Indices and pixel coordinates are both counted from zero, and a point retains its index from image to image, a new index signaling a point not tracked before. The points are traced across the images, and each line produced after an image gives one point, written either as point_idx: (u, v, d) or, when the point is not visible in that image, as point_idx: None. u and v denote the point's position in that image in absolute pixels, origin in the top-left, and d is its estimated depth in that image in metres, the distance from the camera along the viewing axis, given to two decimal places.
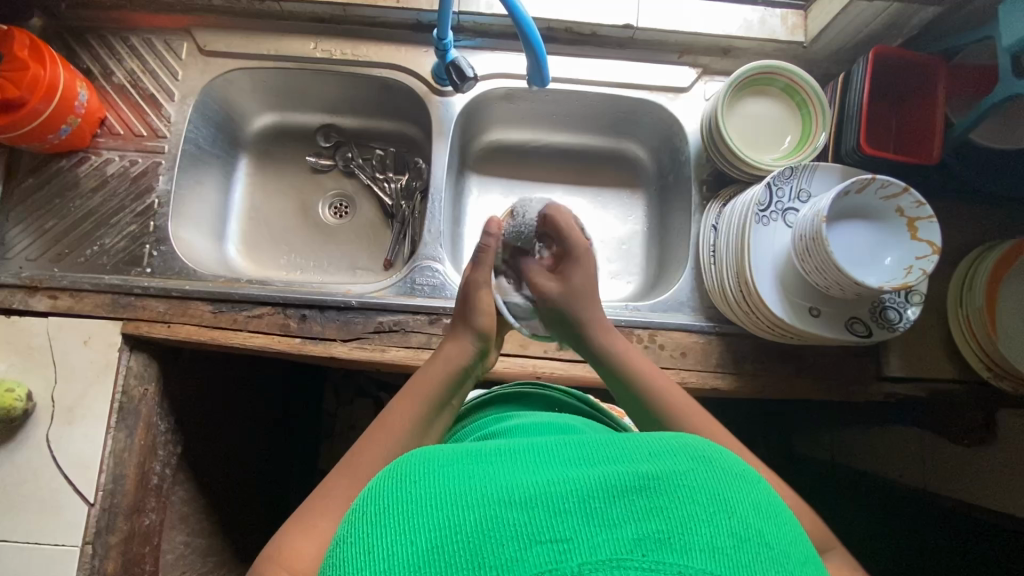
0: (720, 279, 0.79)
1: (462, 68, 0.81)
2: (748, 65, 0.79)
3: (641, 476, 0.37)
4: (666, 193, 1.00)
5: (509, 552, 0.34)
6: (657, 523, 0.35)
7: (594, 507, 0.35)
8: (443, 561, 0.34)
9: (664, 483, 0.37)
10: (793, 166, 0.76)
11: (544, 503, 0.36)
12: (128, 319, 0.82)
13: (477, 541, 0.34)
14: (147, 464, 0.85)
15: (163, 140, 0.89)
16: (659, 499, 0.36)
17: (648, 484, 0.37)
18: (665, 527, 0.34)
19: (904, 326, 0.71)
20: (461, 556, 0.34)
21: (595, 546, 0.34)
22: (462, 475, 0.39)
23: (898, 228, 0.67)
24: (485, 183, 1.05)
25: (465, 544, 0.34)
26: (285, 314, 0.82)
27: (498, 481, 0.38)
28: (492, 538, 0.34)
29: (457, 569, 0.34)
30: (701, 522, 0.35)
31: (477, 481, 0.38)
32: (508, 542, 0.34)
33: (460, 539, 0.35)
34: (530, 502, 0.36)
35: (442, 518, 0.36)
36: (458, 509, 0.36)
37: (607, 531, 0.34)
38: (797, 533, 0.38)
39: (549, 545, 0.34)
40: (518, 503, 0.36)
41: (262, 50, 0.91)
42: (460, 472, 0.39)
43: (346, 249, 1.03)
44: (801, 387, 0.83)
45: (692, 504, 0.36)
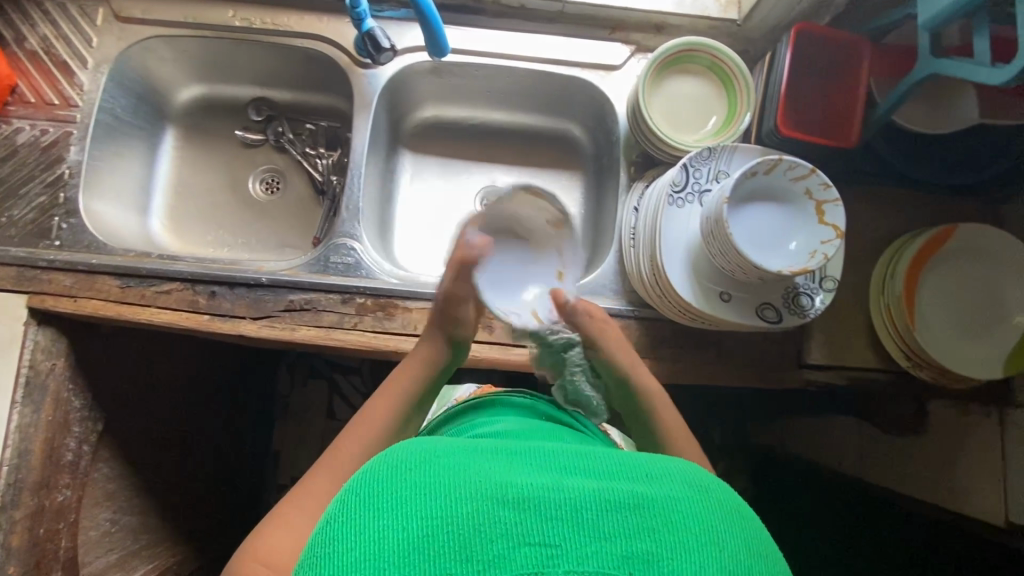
0: (637, 262, 0.78)
1: (377, 38, 0.78)
2: (671, 42, 0.77)
3: (635, 496, 0.39)
4: (601, 174, 0.98)
5: (501, 548, 0.36)
6: (644, 542, 0.37)
7: (586, 519, 0.37)
8: (442, 549, 0.36)
9: (657, 505, 0.39)
10: (712, 147, 0.74)
11: (540, 506, 0.37)
12: (33, 293, 0.80)
13: (473, 534, 0.36)
14: (59, 440, 0.84)
15: (75, 109, 0.86)
16: (650, 519, 0.38)
17: (641, 503, 0.39)
18: (651, 547, 0.37)
19: (814, 313, 0.70)
20: (455, 548, 0.36)
21: (582, 556, 0.36)
22: (467, 471, 0.40)
23: (806, 212, 0.65)
24: (420, 161, 1.03)
25: (461, 534, 0.36)
26: (194, 290, 0.80)
27: (496, 479, 0.40)
28: (487, 532, 0.36)
29: (454, 558, 0.35)
30: (684, 548, 0.37)
31: (479, 476, 0.40)
32: (501, 539, 0.36)
33: (456, 531, 0.36)
34: (525, 504, 0.38)
35: (442, 508, 0.37)
36: (460, 501, 0.38)
37: (594, 542, 0.36)
38: (780, 573, 0.40)
39: (537, 548, 0.36)
40: (517, 503, 0.38)
41: (179, 17, 0.88)
42: (463, 465, 0.41)
43: (277, 227, 1.01)
44: (722, 374, 0.82)
45: (680, 529, 0.38)
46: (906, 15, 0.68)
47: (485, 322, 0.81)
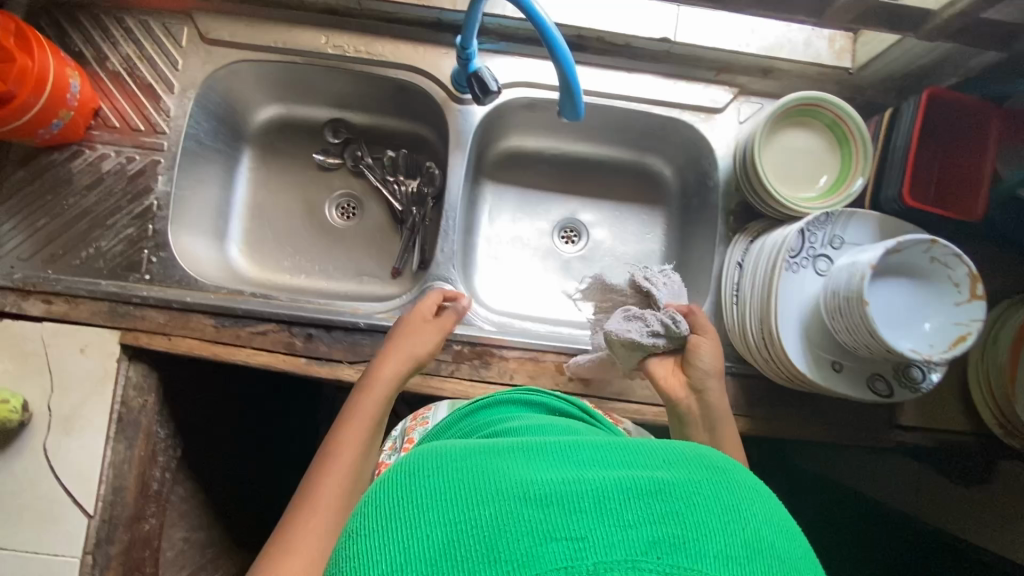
0: (742, 322, 0.77)
1: (485, 81, 0.75)
2: (796, 93, 0.74)
3: (658, 478, 0.32)
4: (688, 215, 0.96)
5: (514, 550, 0.29)
6: (674, 527, 0.30)
7: (606, 505, 0.30)
8: (457, 559, 0.29)
9: (681, 486, 0.32)
10: (829, 212, 0.73)
11: (558, 499, 0.30)
12: (126, 329, 0.78)
13: (489, 540, 0.29)
14: (148, 472, 0.84)
15: (162, 136, 0.83)
16: (677, 502, 0.31)
17: (665, 486, 0.32)
18: (684, 532, 0.29)
19: (927, 387, 0.70)
20: (467, 555, 0.29)
21: (608, 546, 0.29)
22: (462, 468, 0.33)
23: (941, 300, 0.64)
24: (500, 192, 1.01)
25: (478, 541, 0.29)
26: (290, 332, 0.79)
27: (499, 473, 0.33)
28: (506, 535, 0.29)
29: (472, 565, 0.29)
30: (719, 532, 0.30)
31: (489, 471, 0.33)
32: (516, 540, 0.29)
33: (471, 537, 0.30)
34: (537, 496, 0.31)
35: (451, 514, 0.31)
36: (461, 502, 0.31)
37: (621, 533, 0.29)
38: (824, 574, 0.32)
39: (562, 545, 0.29)
40: (534, 498, 0.31)
41: (269, 41, 0.84)
42: (459, 460, 0.34)
43: (353, 254, 1.00)
44: (814, 432, 0.82)
45: (710, 510, 0.31)
46: None
47: (582, 374, 0.81)
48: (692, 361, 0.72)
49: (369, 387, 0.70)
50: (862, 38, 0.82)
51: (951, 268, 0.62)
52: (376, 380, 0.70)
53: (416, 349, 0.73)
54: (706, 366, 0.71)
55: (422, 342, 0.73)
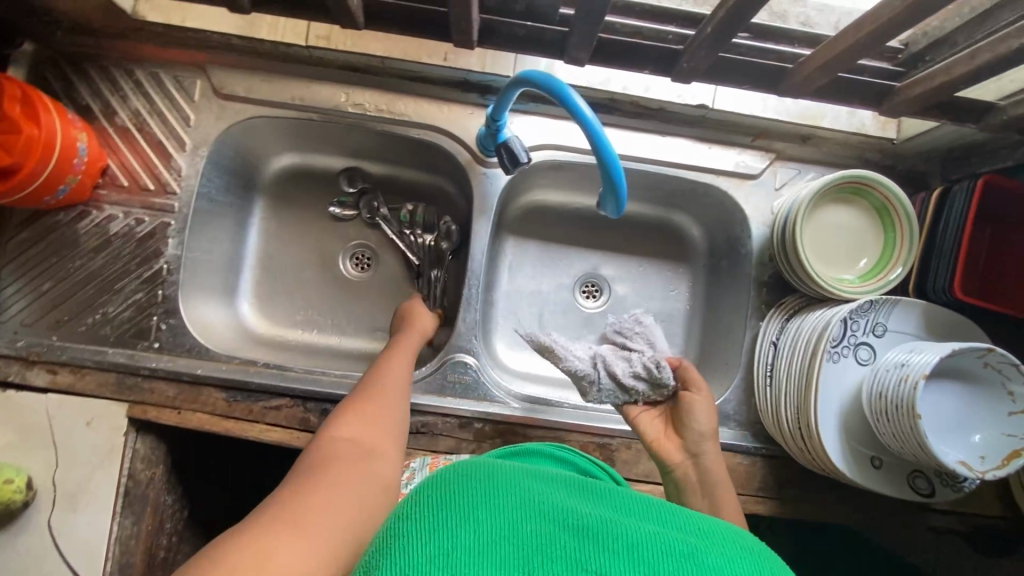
0: (776, 407, 0.74)
1: (515, 152, 0.71)
2: (849, 170, 0.70)
3: (687, 542, 0.40)
4: (716, 278, 0.93)
5: (558, 568, 0.37)
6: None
7: (640, 555, 0.39)
8: (506, 553, 0.37)
9: (706, 551, 0.40)
10: (874, 299, 0.69)
11: (595, 534, 0.39)
12: (134, 402, 0.75)
13: (534, 550, 0.38)
14: (155, 543, 0.81)
15: (173, 197, 0.79)
16: (701, 561, 0.39)
17: (693, 550, 0.39)
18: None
19: (972, 489, 0.66)
20: (516, 554, 0.37)
21: None
22: (530, 491, 0.42)
23: (993, 410, 0.61)
24: (520, 246, 0.98)
25: (525, 546, 0.38)
26: (305, 407, 0.76)
27: (557, 504, 0.42)
28: (548, 550, 0.38)
29: (514, 563, 0.37)
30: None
31: (538, 499, 0.42)
32: (558, 561, 0.38)
33: (521, 544, 0.38)
34: (585, 530, 0.40)
35: (505, 522, 0.39)
36: (524, 517, 0.40)
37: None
38: None
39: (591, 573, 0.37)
40: (579, 531, 0.40)
41: (287, 97, 0.80)
42: (525, 483, 0.44)
43: (368, 310, 0.96)
44: (846, 516, 0.79)
45: (729, 572, 0.38)
46: None
47: (608, 454, 0.77)
48: (684, 421, 0.69)
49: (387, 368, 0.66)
50: None
51: (1008, 377, 0.60)
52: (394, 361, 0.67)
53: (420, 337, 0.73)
54: (700, 429, 0.68)
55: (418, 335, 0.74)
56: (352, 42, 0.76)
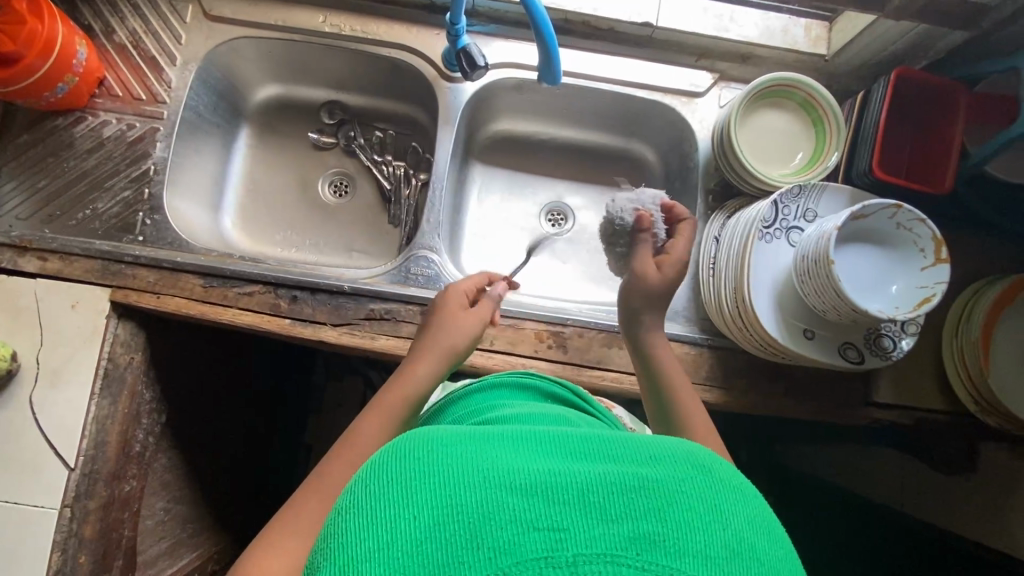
0: (718, 294, 0.79)
1: (473, 56, 0.78)
2: (770, 74, 0.77)
3: (646, 476, 0.35)
4: (671, 199, 0.98)
5: (506, 536, 0.32)
6: (655, 526, 0.33)
7: (592, 501, 0.33)
8: (443, 540, 0.32)
9: (666, 486, 0.35)
10: (803, 184, 0.74)
11: (544, 490, 0.34)
12: (117, 287, 0.80)
13: (476, 524, 0.33)
14: (130, 431, 0.85)
15: (162, 106, 0.87)
16: (659, 501, 0.34)
17: (650, 484, 0.35)
18: (662, 529, 0.33)
19: (898, 356, 0.71)
20: (459, 536, 0.32)
21: (591, 539, 0.32)
22: (468, 454, 0.36)
23: (904, 261, 0.65)
24: (488, 173, 1.04)
25: (464, 525, 0.33)
26: (276, 293, 0.81)
27: (497, 461, 0.36)
28: (491, 520, 0.33)
29: (454, 549, 0.32)
30: (696, 531, 0.33)
31: (481, 459, 0.36)
32: (507, 525, 0.32)
33: (460, 520, 0.33)
34: (530, 488, 0.34)
35: (443, 496, 0.34)
36: (461, 488, 0.34)
37: (602, 525, 0.33)
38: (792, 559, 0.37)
39: (543, 533, 0.32)
40: (522, 489, 0.34)
41: (271, 20, 0.88)
42: (463, 446, 0.37)
43: (344, 230, 1.02)
44: (790, 407, 0.83)
45: (690, 510, 0.34)
46: (1008, 68, 0.69)
47: (560, 341, 0.82)
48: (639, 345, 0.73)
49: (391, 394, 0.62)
50: (837, 26, 0.84)
51: (915, 232, 0.64)
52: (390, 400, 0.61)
53: (454, 339, 0.67)
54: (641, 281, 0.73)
55: (462, 336, 0.67)
56: None
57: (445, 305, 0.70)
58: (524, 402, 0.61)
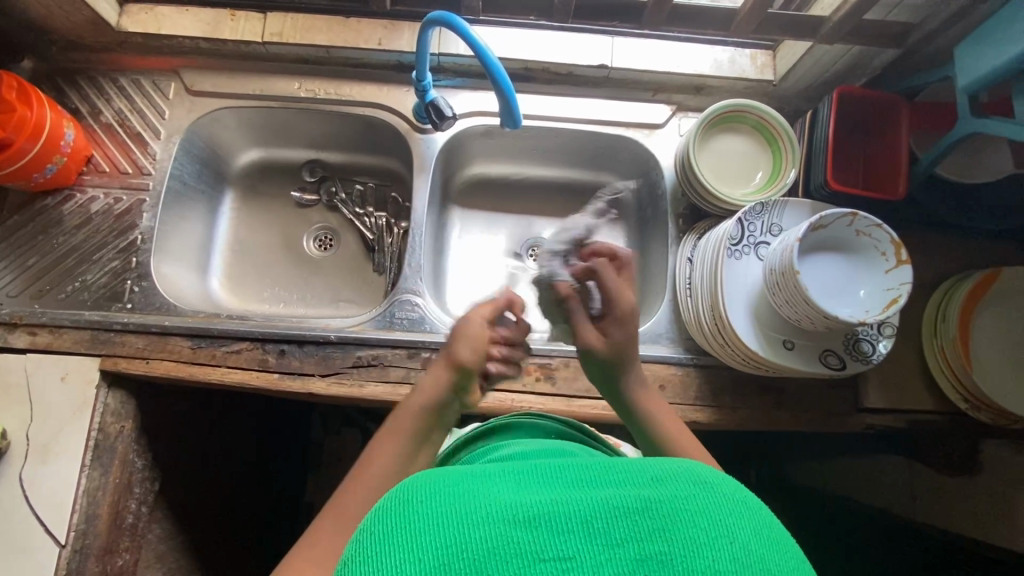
0: (696, 312, 0.80)
1: (440, 108, 0.83)
2: (720, 103, 0.82)
3: (645, 497, 0.34)
4: (645, 225, 1.01)
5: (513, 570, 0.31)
6: (662, 544, 0.32)
7: (595, 526, 0.33)
8: None
9: (666, 507, 0.34)
10: (764, 202, 0.77)
11: (547, 522, 0.33)
12: (106, 355, 0.82)
13: (481, 560, 0.32)
14: (121, 502, 0.84)
15: (148, 177, 0.90)
16: (661, 521, 0.33)
17: (650, 505, 0.34)
18: (667, 549, 0.32)
19: (877, 359, 0.72)
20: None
21: (598, 565, 0.32)
22: (470, 494, 0.35)
23: (868, 267, 0.68)
24: (468, 216, 1.07)
25: (469, 563, 0.32)
26: (264, 349, 0.82)
27: (497, 498, 0.35)
28: (498, 556, 0.32)
29: None
30: (704, 546, 0.32)
31: (478, 497, 0.35)
32: (512, 560, 0.32)
33: (467, 558, 0.32)
34: (533, 520, 0.33)
35: (448, 536, 0.33)
36: (464, 526, 0.33)
37: (608, 552, 0.32)
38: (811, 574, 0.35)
39: (550, 565, 0.32)
40: (523, 521, 0.33)
41: (247, 90, 0.93)
42: (462, 490, 0.36)
43: (330, 282, 1.04)
44: (782, 420, 0.83)
45: (693, 526, 0.33)
46: (938, 78, 0.73)
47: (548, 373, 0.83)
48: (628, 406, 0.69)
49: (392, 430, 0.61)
50: (780, 53, 0.90)
51: (874, 238, 0.67)
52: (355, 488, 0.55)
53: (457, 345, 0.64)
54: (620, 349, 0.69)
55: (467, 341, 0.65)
56: (300, 36, 0.89)
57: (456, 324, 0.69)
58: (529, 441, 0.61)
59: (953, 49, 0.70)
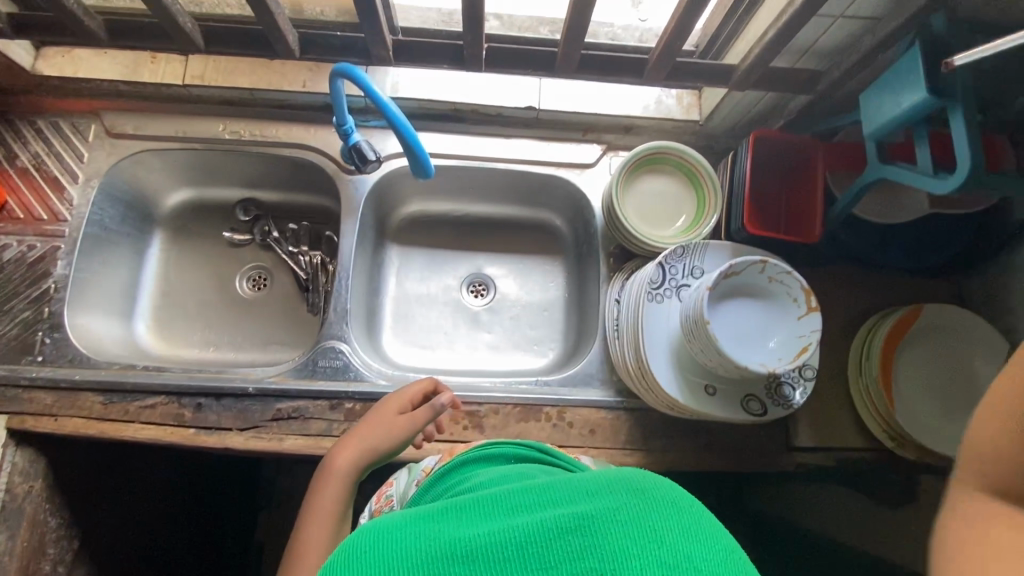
0: (622, 355, 0.79)
1: (363, 152, 0.82)
2: (643, 146, 0.82)
3: (577, 514, 0.35)
4: (582, 261, 1.01)
5: None
6: (593, 562, 0.33)
7: (530, 552, 0.34)
8: None
9: (598, 520, 0.34)
10: (685, 245, 0.78)
11: (482, 554, 0.34)
12: (12, 413, 0.78)
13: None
14: (32, 565, 0.80)
15: (64, 224, 0.87)
16: (592, 537, 0.34)
17: (582, 522, 0.34)
18: (598, 564, 0.33)
19: (798, 403, 0.72)
20: None
21: None
22: (411, 537, 0.36)
23: (782, 313, 0.68)
24: (406, 253, 1.06)
25: None
26: (180, 403, 0.79)
27: (436, 539, 0.36)
28: None
29: None
30: (633, 555, 0.33)
31: (422, 539, 0.36)
32: None
33: None
34: (469, 557, 0.34)
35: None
36: (399, 570, 0.33)
37: None
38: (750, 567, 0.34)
39: None
40: (456, 559, 0.34)
41: (170, 132, 0.91)
42: (404, 534, 0.36)
43: (264, 324, 1.01)
44: (714, 462, 0.82)
45: (622, 534, 0.33)
46: (849, 121, 0.74)
47: (476, 421, 0.81)
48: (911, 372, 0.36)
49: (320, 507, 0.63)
50: (705, 94, 0.90)
51: (785, 284, 0.67)
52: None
53: (381, 443, 0.66)
54: None
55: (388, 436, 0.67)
56: (222, 78, 0.88)
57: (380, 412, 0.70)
58: (495, 468, 0.55)
59: (860, 94, 0.70)
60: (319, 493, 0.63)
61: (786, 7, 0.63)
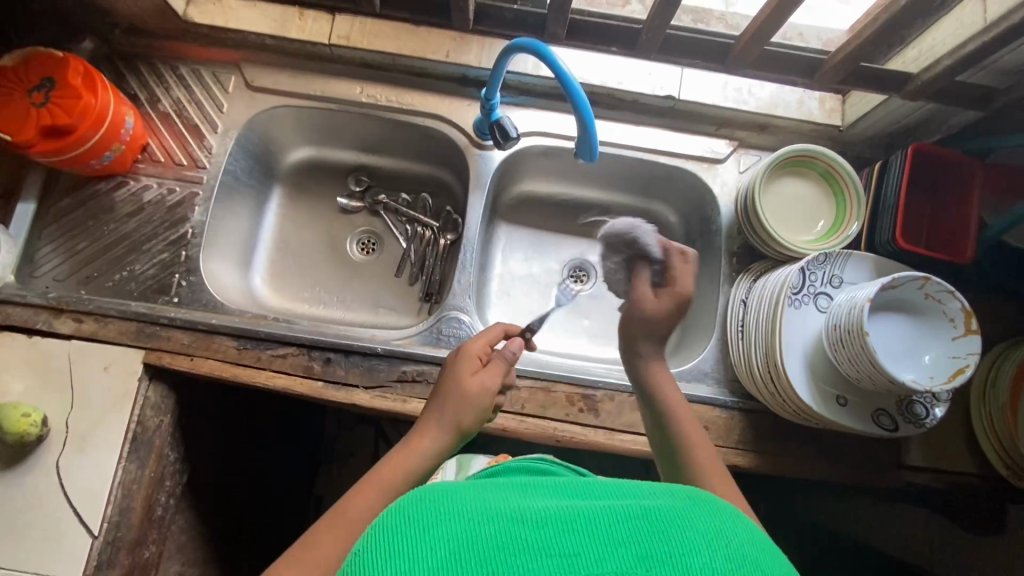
0: (748, 357, 0.80)
1: (506, 128, 0.82)
2: (791, 146, 0.81)
3: (645, 506, 0.41)
4: (694, 258, 1.00)
5: (529, 561, 0.37)
6: (658, 544, 0.38)
7: (596, 527, 0.39)
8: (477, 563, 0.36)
9: (660, 515, 0.40)
10: (828, 252, 0.77)
11: (554, 522, 0.39)
12: (151, 348, 0.81)
13: (510, 545, 0.37)
14: (154, 495, 0.83)
15: (202, 170, 0.89)
16: (657, 524, 0.40)
17: (648, 513, 0.40)
18: (664, 546, 0.38)
19: (932, 423, 0.72)
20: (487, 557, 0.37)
21: (601, 560, 0.37)
22: (487, 502, 0.42)
23: (936, 331, 0.67)
24: (513, 232, 1.06)
25: (489, 550, 0.37)
26: (309, 356, 0.82)
27: (517, 507, 0.41)
28: (510, 547, 0.37)
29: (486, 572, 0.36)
30: (696, 544, 0.38)
31: (496, 506, 0.41)
32: (524, 552, 0.37)
33: (486, 543, 0.37)
34: (542, 522, 0.39)
35: (469, 528, 0.38)
36: (490, 523, 0.39)
37: (608, 549, 0.38)
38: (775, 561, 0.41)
39: (558, 558, 0.37)
40: (533, 523, 0.39)
41: (309, 90, 0.92)
42: (482, 499, 0.42)
43: (370, 287, 1.02)
44: (824, 470, 0.82)
45: (683, 528, 0.39)
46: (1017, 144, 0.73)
47: (592, 405, 0.82)
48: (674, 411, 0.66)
49: (419, 434, 0.59)
50: (850, 100, 0.89)
51: (944, 302, 0.66)
52: (396, 460, 0.56)
53: (466, 408, 0.60)
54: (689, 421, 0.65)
55: (470, 409, 0.60)
56: (368, 41, 0.89)
57: (451, 372, 0.62)
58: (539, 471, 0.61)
59: None
60: (426, 423, 0.59)
61: (992, 21, 0.61)
